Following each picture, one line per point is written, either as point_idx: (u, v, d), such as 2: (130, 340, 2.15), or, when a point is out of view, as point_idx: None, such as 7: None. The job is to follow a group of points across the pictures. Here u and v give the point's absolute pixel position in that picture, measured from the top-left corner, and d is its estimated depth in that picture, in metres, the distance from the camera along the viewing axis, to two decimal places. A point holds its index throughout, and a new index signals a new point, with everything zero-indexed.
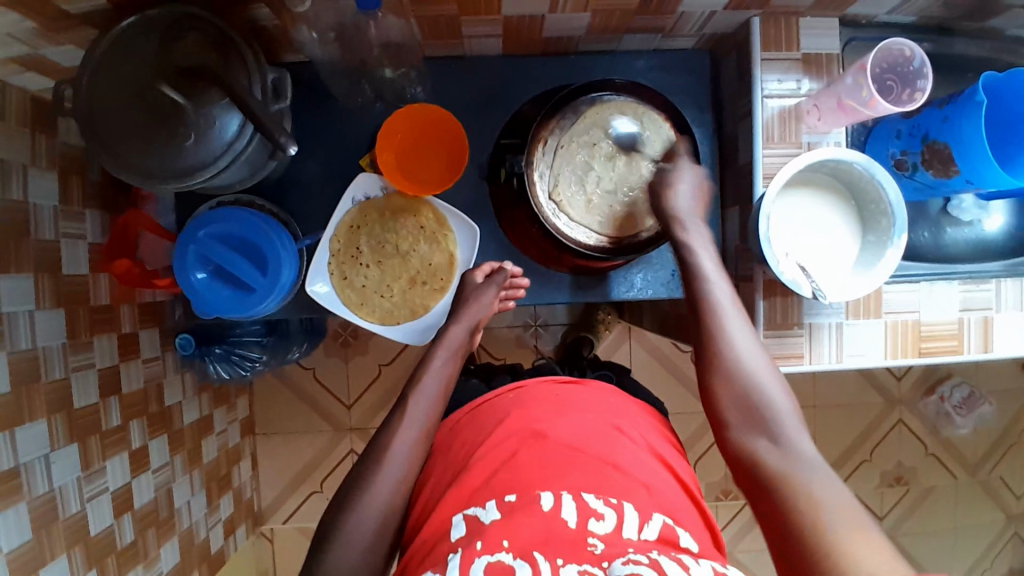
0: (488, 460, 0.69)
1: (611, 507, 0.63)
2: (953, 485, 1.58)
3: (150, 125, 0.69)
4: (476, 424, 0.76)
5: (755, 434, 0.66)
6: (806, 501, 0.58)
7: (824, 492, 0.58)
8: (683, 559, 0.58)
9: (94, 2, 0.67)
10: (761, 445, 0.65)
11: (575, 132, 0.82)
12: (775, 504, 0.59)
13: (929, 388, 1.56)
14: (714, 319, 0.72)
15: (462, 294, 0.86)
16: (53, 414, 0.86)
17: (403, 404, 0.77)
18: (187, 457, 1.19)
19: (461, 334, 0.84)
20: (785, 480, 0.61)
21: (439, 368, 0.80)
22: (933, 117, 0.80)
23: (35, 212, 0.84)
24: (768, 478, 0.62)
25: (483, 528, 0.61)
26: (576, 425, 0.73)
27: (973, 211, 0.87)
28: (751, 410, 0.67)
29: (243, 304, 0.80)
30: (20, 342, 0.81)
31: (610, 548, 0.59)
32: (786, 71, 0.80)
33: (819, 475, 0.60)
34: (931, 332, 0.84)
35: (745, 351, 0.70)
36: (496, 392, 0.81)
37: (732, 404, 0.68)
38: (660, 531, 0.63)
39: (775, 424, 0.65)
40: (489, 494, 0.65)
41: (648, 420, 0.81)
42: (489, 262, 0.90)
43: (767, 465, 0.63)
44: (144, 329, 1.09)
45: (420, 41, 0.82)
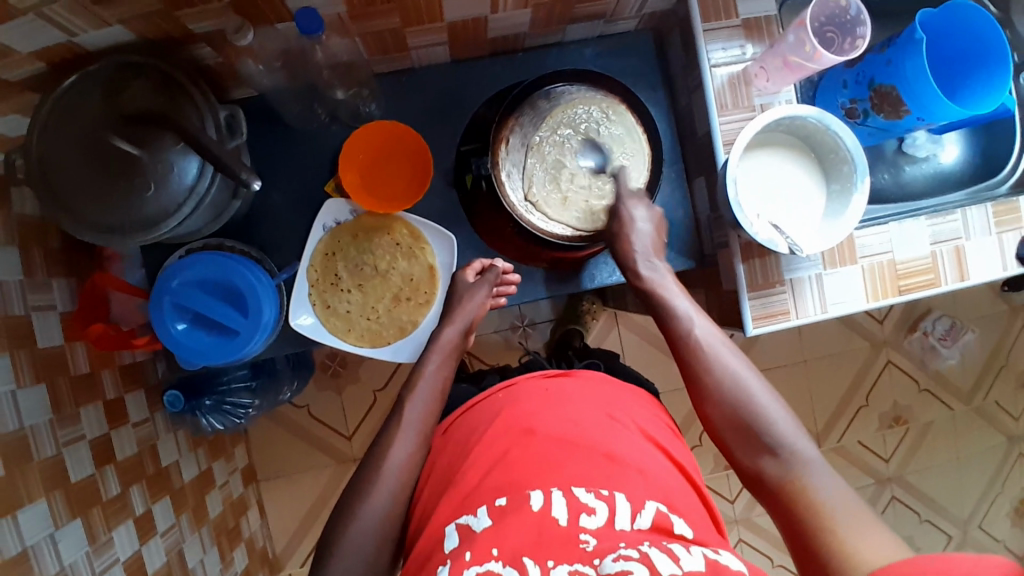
0: (479, 463, 0.70)
1: (602, 500, 0.64)
2: (950, 415, 1.63)
3: (108, 180, 0.67)
4: (469, 425, 0.77)
5: (757, 449, 0.72)
6: (787, 479, 0.68)
7: (802, 464, 0.69)
8: (674, 549, 0.58)
9: (32, 65, 0.66)
10: (764, 458, 0.71)
11: (547, 133, 0.82)
12: (788, 512, 0.67)
13: (912, 325, 1.60)
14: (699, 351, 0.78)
15: (455, 293, 0.87)
16: (52, 491, 0.83)
17: (400, 406, 0.79)
18: (193, 515, 1.16)
19: (455, 335, 0.86)
20: (766, 457, 0.71)
21: (433, 370, 0.83)
22: (876, 61, 0.83)
23: (0, 288, 0.81)
24: (777, 489, 0.69)
25: (474, 535, 0.62)
26: (567, 418, 0.74)
27: (927, 146, 0.91)
28: (742, 424, 0.73)
29: (227, 348, 0.79)
30: (7, 424, 0.78)
31: (602, 544, 0.59)
32: (729, 39, 0.82)
33: (820, 478, 0.67)
34: (908, 269, 0.86)
35: (732, 366, 0.76)
36: (487, 393, 0.82)
37: (725, 420, 0.74)
38: (655, 519, 0.64)
39: (771, 435, 0.71)
40: (480, 499, 0.66)
41: (640, 403, 0.82)
42: (479, 257, 0.90)
43: (773, 478, 0.70)
44: (129, 392, 1.06)
45: (367, 59, 0.82)
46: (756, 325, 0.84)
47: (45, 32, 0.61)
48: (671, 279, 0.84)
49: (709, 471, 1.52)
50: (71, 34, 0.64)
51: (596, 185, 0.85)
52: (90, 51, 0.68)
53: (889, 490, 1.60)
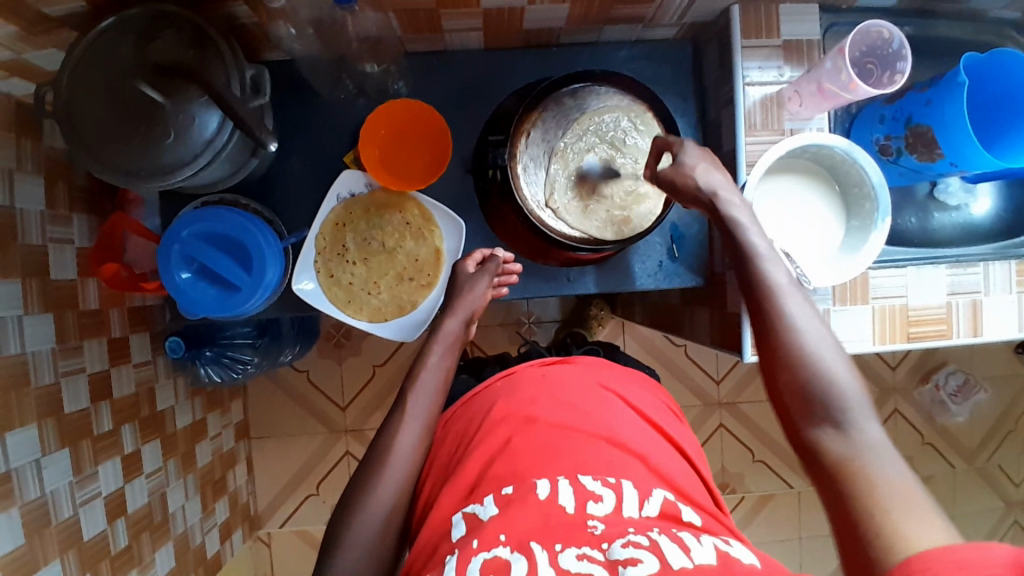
0: (482, 451, 0.70)
1: (609, 488, 0.64)
2: (951, 473, 1.58)
3: (131, 125, 0.69)
4: (474, 412, 0.77)
5: (818, 415, 0.60)
6: (850, 458, 0.57)
7: (871, 447, 0.57)
8: (684, 539, 0.58)
9: (72, 3, 0.68)
10: (824, 429, 0.60)
11: (568, 133, 0.82)
12: (840, 499, 0.55)
13: (924, 376, 1.56)
14: (771, 297, 0.67)
15: (456, 285, 0.86)
16: (44, 419, 0.86)
17: (403, 400, 0.79)
18: (181, 461, 1.19)
19: (457, 326, 0.85)
20: (829, 430, 0.59)
21: (434, 366, 0.82)
22: (915, 101, 0.81)
23: (21, 216, 0.84)
24: (833, 466, 0.57)
25: (481, 525, 0.61)
26: (567, 404, 0.74)
27: (960, 195, 0.89)
28: (812, 400, 0.61)
29: (227, 303, 0.80)
30: (10, 347, 0.81)
31: (610, 529, 0.59)
32: (767, 59, 0.80)
33: (893, 467, 0.55)
34: (919, 316, 0.84)
35: (813, 339, 0.63)
36: (488, 381, 0.81)
37: (791, 387, 0.63)
38: (662, 507, 0.64)
39: (842, 409, 0.60)
40: (486, 488, 0.66)
41: (642, 387, 0.83)
42: (478, 248, 0.89)
43: (831, 453, 0.58)
44: (135, 333, 1.09)
45: (400, 36, 0.82)
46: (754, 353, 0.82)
47: None
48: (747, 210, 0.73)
49: None
50: None
51: (609, 194, 0.84)
52: None
53: None
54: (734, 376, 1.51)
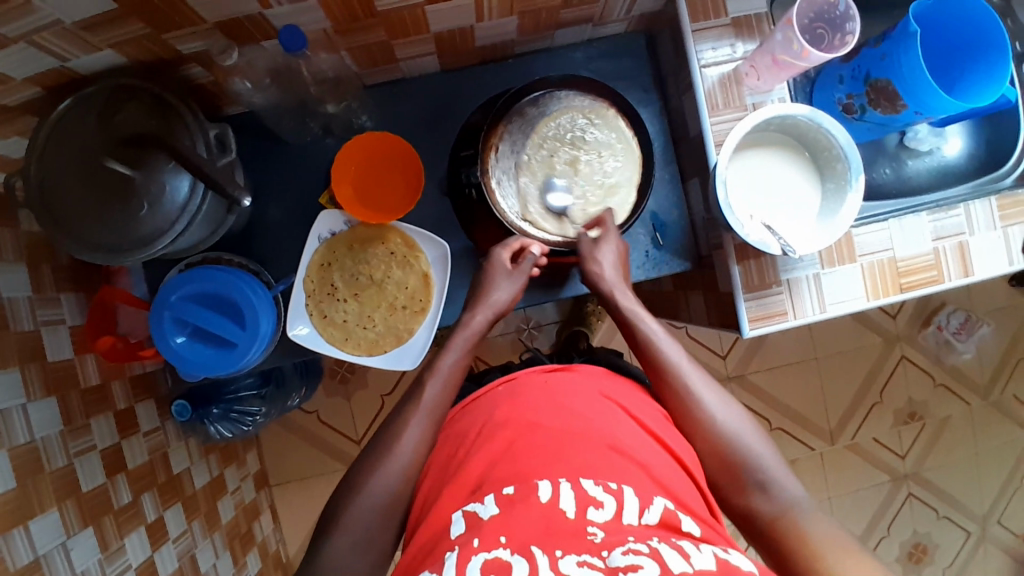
0: (485, 453, 0.71)
1: (610, 494, 0.64)
2: (967, 410, 1.59)
3: (104, 201, 0.69)
4: (472, 417, 0.78)
5: (745, 488, 0.72)
6: (779, 514, 0.70)
7: (792, 501, 0.70)
8: (684, 547, 0.59)
9: (28, 90, 0.68)
10: (754, 495, 0.72)
11: (523, 138, 0.83)
12: (778, 553, 0.68)
13: (925, 320, 1.56)
14: (679, 379, 0.78)
15: (488, 278, 0.81)
16: (64, 500, 0.86)
17: (419, 388, 0.78)
18: (205, 521, 1.19)
19: (482, 324, 0.81)
20: (756, 493, 0.72)
21: (450, 363, 0.80)
22: (871, 56, 0.82)
23: (11, 305, 0.84)
24: (768, 524, 0.70)
25: (481, 523, 0.63)
26: (570, 410, 0.74)
27: (930, 140, 0.89)
28: (740, 471, 0.73)
29: (225, 361, 0.80)
30: (19, 436, 0.81)
31: (609, 536, 0.60)
32: (719, 38, 0.81)
33: (807, 512, 0.69)
34: (908, 266, 0.85)
35: (723, 413, 0.76)
36: (486, 388, 0.82)
37: (716, 458, 0.74)
38: (663, 515, 0.64)
39: (761, 472, 0.72)
40: (487, 488, 0.66)
41: (642, 395, 0.82)
42: (518, 236, 0.83)
43: (765, 515, 0.70)
44: (140, 403, 1.09)
45: (357, 71, 0.83)
46: (752, 327, 0.83)
47: (37, 59, 0.64)
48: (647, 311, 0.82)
49: None
50: (64, 59, 0.66)
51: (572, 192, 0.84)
52: (82, 74, 0.70)
53: (905, 487, 1.58)
54: (739, 349, 1.52)
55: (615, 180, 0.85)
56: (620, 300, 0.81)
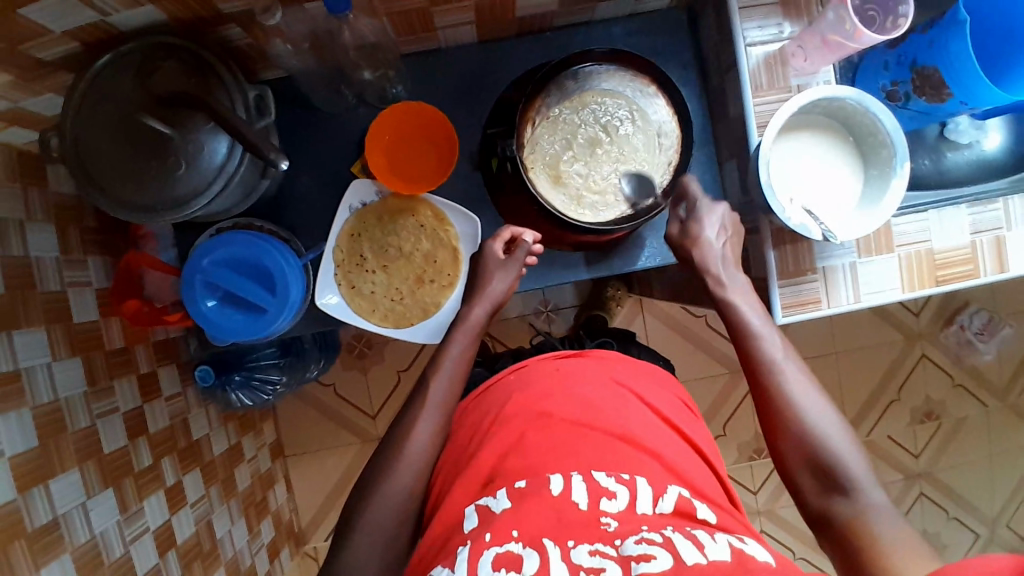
0: (496, 445, 0.72)
1: (623, 484, 0.66)
2: (984, 412, 1.58)
3: (141, 161, 0.69)
4: (485, 404, 0.79)
5: (829, 490, 0.70)
6: (857, 522, 0.66)
7: (872, 510, 0.67)
8: (698, 536, 0.60)
9: (66, 45, 0.68)
10: (837, 500, 0.69)
11: (553, 112, 0.82)
12: (854, 560, 0.65)
13: (948, 319, 1.54)
14: (772, 374, 0.76)
15: (484, 270, 0.84)
16: (85, 461, 0.86)
17: (424, 387, 0.79)
18: (222, 488, 1.20)
19: (481, 316, 0.84)
20: (838, 497, 0.69)
21: (457, 353, 0.81)
22: (918, 43, 0.80)
23: (38, 265, 0.85)
24: (845, 530, 0.67)
25: (493, 517, 0.64)
26: (580, 399, 0.75)
27: (971, 132, 0.85)
28: (829, 476, 0.69)
29: (254, 326, 0.80)
30: (42, 396, 0.82)
31: (623, 526, 0.62)
32: (766, 17, 0.79)
33: (893, 526, 0.65)
34: (945, 259, 0.83)
35: (817, 415, 0.72)
36: (500, 374, 0.83)
37: (799, 458, 0.72)
38: (677, 503, 0.66)
39: (849, 479, 0.68)
40: (500, 481, 0.68)
41: (655, 382, 0.83)
42: (507, 227, 0.86)
43: (841, 519, 0.68)
44: (163, 367, 1.10)
45: (394, 39, 0.81)
46: (785, 314, 0.82)
47: (78, 14, 0.63)
48: (749, 296, 0.81)
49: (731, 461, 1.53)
50: (104, 14, 0.65)
51: (601, 169, 0.83)
52: (121, 31, 0.69)
53: (917, 486, 1.58)
54: None
55: (646, 155, 0.83)
56: (718, 288, 0.81)
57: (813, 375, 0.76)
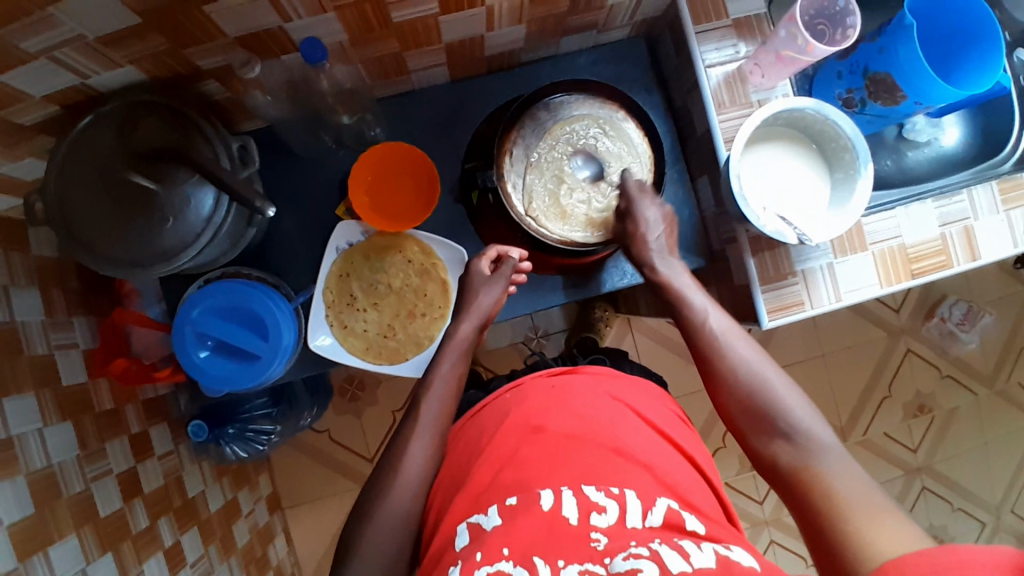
0: (489, 460, 0.72)
1: (612, 498, 0.65)
2: (974, 401, 1.61)
3: (128, 217, 0.70)
4: (480, 424, 0.79)
5: (770, 435, 0.72)
6: (798, 464, 0.68)
7: (816, 450, 0.68)
8: (684, 547, 0.59)
9: (45, 109, 0.69)
10: (778, 443, 0.71)
11: (533, 156, 0.82)
12: (798, 501, 0.67)
13: (928, 312, 1.58)
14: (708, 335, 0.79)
15: (471, 285, 0.86)
16: (82, 527, 0.84)
17: (417, 405, 0.81)
18: (221, 545, 1.17)
19: (470, 331, 0.86)
20: (779, 441, 0.71)
21: (448, 368, 0.84)
22: (868, 51, 0.84)
23: (23, 329, 0.84)
24: (788, 473, 0.69)
25: (485, 535, 0.64)
26: (575, 413, 0.76)
27: (927, 131, 0.93)
28: (767, 420, 0.72)
29: (249, 373, 0.80)
30: (36, 462, 0.80)
31: (612, 542, 0.60)
32: (722, 38, 0.83)
33: (835, 465, 0.66)
34: (917, 252, 0.86)
35: (756, 368, 0.75)
36: (495, 394, 0.83)
37: (740, 409, 0.75)
38: (666, 516, 0.65)
39: (788, 423, 0.71)
40: (492, 498, 0.68)
41: (651, 397, 0.83)
42: (495, 246, 0.89)
43: (787, 464, 0.69)
44: (153, 426, 1.09)
45: (369, 83, 0.84)
46: (771, 318, 0.84)
47: (58, 77, 0.65)
48: (685, 276, 0.85)
49: (734, 473, 1.53)
50: (83, 77, 0.67)
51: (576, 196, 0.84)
52: (101, 92, 0.71)
53: (918, 481, 1.59)
54: None
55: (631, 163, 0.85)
56: (659, 266, 0.85)
57: (752, 336, 0.79)
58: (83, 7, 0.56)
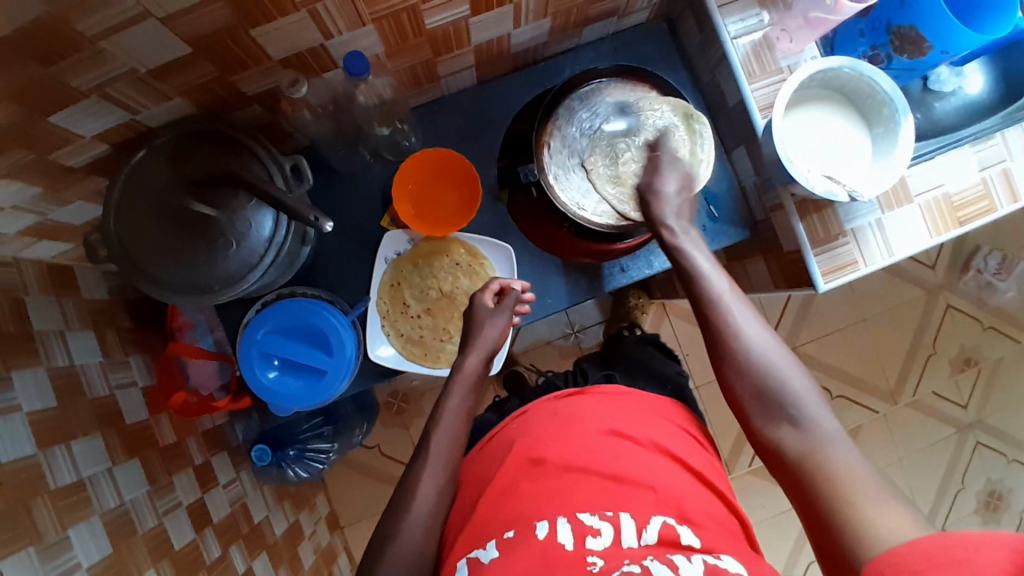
0: (492, 495, 0.74)
1: (607, 521, 0.66)
2: (1020, 349, 1.59)
3: (192, 245, 0.71)
4: (491, 457, 0.81)
5: (777, 420, 0.68)
6: (805, 453, 0.65)
7: (824, 438, 0.65)
8: (675, 560, 0.62)
9: (95, 149, 0.71)
10: (783, 429, 0.68)
11: (588, 127, 0.83)
12: (803, 492, 0.64)
13: (963, 265, 1.57)
14: (716, 307, 0.74)
15: (476, 318, 0.83)
16: (159, 560, 0.85)
17: (425, 441, 0.77)
18: (289, 568, 1.18)
19: (476, 363, 0.82)
20: (786, 426, 0.67)
21: (456, 404, 0.80)
22: (890, 5, 0.85)
23: (83, 370, 0.86)
24: (793, 461, 0.66)
25: (483, 568, 0.65)
26: (576, 442, 0.76)
27: (952, 80, 0.93)
28: (773, 403, 0.68)
29: (317, 389, 0.81)
30: (108, 499, 0.81)
31: (607, 564, 0.61)
32: (744, 10, 0.84)
33: (846, 456, 0.63)
34: (962, 199, 0.86)
35: (766, 349, 0.71)
36: (504, 423, 0.86)
37: (747, 390, 0.70)
38: (662, 532, 0.66)
39: (796, 408, 0.67)
40: (491, 533, 0.69)
41: (657, 414, 0.82)
42: (496, 278, 0.87)
43: (792, 451, 0.66)
44: (214, 456, 1.10)
45: (402, 94, 0.85)
46: (826, 281, 0.84)
47: (107, 116, 0.67)
48: (700, 245, 0.77)
49: None
50: (133, 112, 0.68)
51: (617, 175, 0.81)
52: (149, 127, 0.73)
53: (972, 436, 1.57)
54: (789, 315, 1.53)
55: (692, 151, 0.79)
56: (668, 234, 0.77)
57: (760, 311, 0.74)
58: (134, 41, 0.57)
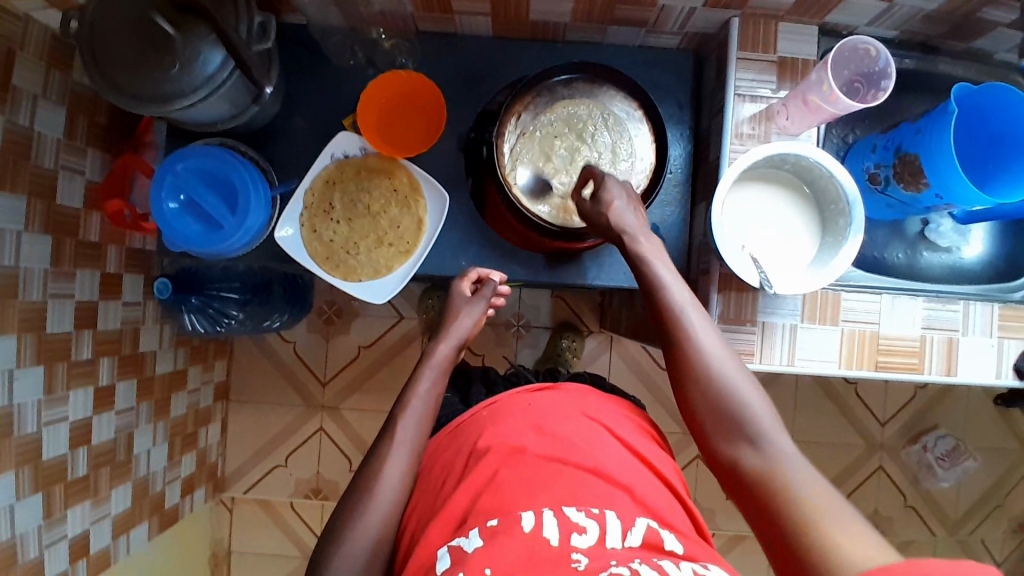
0: (467, 485, 0.67)
1: (593, 519, 0.61)
2: (931, 541, 1.52)
3: (141, 53, 0.73)
4: (458, 441, 0.76)
5: (734, 438, 0.67)
6: (764, 470, 0.63)
7: (782, 454, 0.64)
8: (665, 565, 0.57)
9: None
10: (744, 449, 0.66)
11: (550, 119, 0.84)
12: (764, 510, 0.61)
13: (913, 436, 1.51)
14: (679, 325, 0.72)
15: (452, 306, 0.87)
16: (24, 332, 0.88)
17: (390, 426, 0.74)
18: (154, 407, 1.22)
19: (448, 351, 0.83)
20: (744, 446, 0.66)
21: (427, 388, 0.78)
22: (907, 129, 0.81)
23: (38, 139, 0.89)
24: (754, 481, 0.63)
25: (465, 558, 0.59)
26: (552, 433, 0.72)
27: (951, 236, 0.88)
28: (729, 419, 0.67)
29: (208, 238, 0.82)
30: (3, 257, 0.84)
31: (594, 561, 0.57)
32: (760, 72, 0.82)
33: (800, 470, 0.62)
34: (890, 345, 0.82)
35: (720, 364, 0.69)
36: (470, 412, 0.80)
37: (706, 406, 0.69)
38: (646, 536, 0.62)
39: (753, 425, 0.66)
40: (473, 521, 0.63)
41: (619, 411, 0.81)
42: (474, 269, 0.90)
43: (751, 471, 0.64)
44: (129, 273, 1.13)
45: (412, 11, 0.86)
46: None
47: None
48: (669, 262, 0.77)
49: None
50: None
51: (558, 176, 0.84)
52: None
53: None
54: None
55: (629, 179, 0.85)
56: (641, 251, 0.76)
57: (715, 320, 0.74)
58: None
